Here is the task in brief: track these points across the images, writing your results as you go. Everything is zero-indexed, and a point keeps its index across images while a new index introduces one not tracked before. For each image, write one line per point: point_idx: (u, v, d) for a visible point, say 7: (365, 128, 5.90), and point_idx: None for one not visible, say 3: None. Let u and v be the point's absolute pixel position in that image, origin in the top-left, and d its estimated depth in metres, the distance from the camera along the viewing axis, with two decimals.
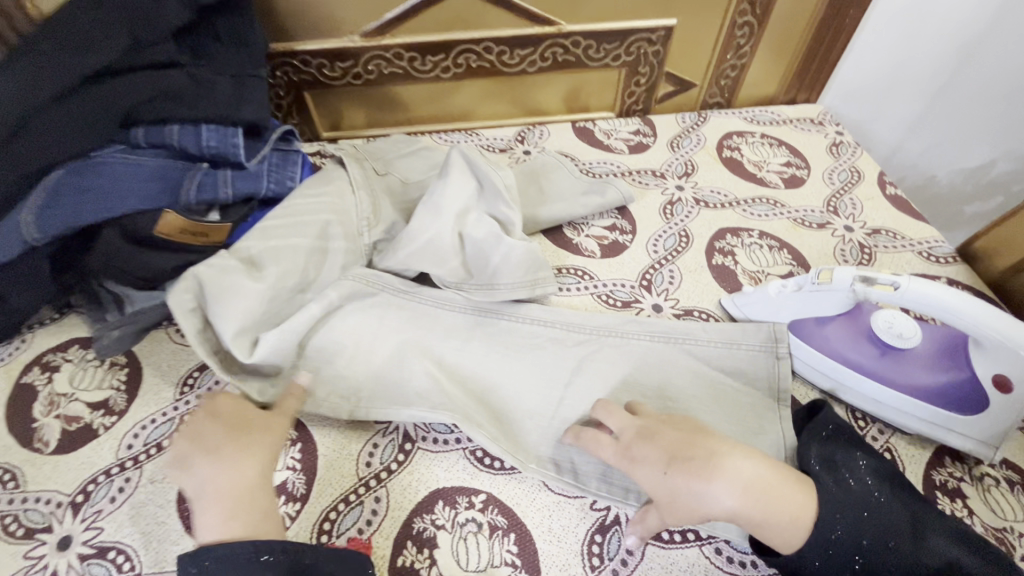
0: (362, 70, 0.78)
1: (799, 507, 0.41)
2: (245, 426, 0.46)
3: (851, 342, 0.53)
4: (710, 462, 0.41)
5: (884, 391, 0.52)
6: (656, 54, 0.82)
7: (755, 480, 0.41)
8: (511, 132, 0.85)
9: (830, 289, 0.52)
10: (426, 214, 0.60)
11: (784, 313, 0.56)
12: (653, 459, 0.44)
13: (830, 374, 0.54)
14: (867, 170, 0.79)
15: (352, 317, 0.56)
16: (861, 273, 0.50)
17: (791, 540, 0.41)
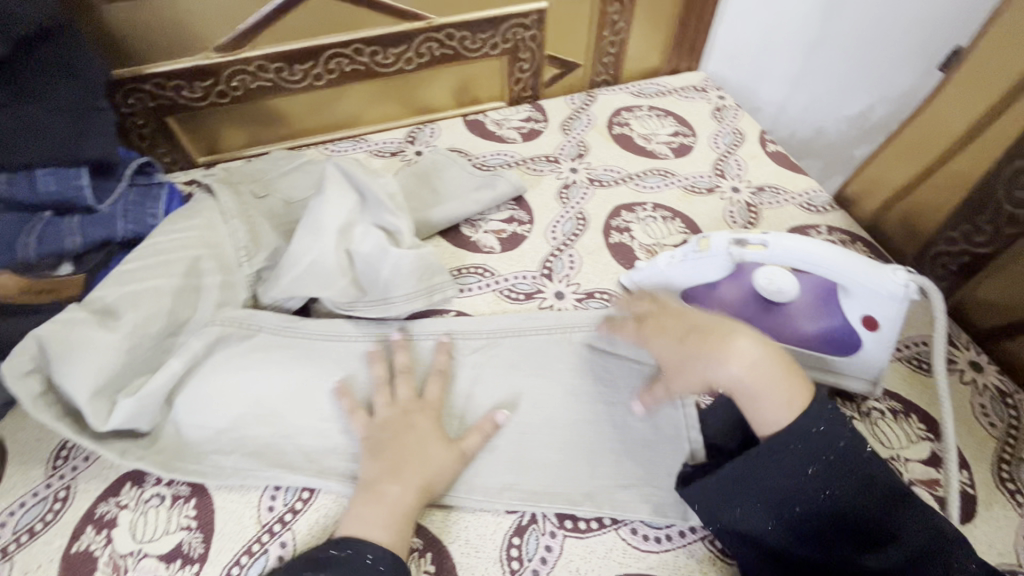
0: (226, 87, 0.72)
1: (791, 392, 0.41)
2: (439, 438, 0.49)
3: (738, 301, 0.55)
4: (725, 336, 0.44)
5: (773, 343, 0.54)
6: (533, 38, 0.81)
7: (763, 358, 0.43)
8: (400, 134, 0.82)
9: (710, 255, 0.53)
10: (306, 235, 0.57)
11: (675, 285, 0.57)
12: (675, 333, 0.47)
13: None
14: (749, 130, 0.82)
15: (229, 363, 0.54)
16: (734, 237, 0.52)
17: (776, 420, 0.42)
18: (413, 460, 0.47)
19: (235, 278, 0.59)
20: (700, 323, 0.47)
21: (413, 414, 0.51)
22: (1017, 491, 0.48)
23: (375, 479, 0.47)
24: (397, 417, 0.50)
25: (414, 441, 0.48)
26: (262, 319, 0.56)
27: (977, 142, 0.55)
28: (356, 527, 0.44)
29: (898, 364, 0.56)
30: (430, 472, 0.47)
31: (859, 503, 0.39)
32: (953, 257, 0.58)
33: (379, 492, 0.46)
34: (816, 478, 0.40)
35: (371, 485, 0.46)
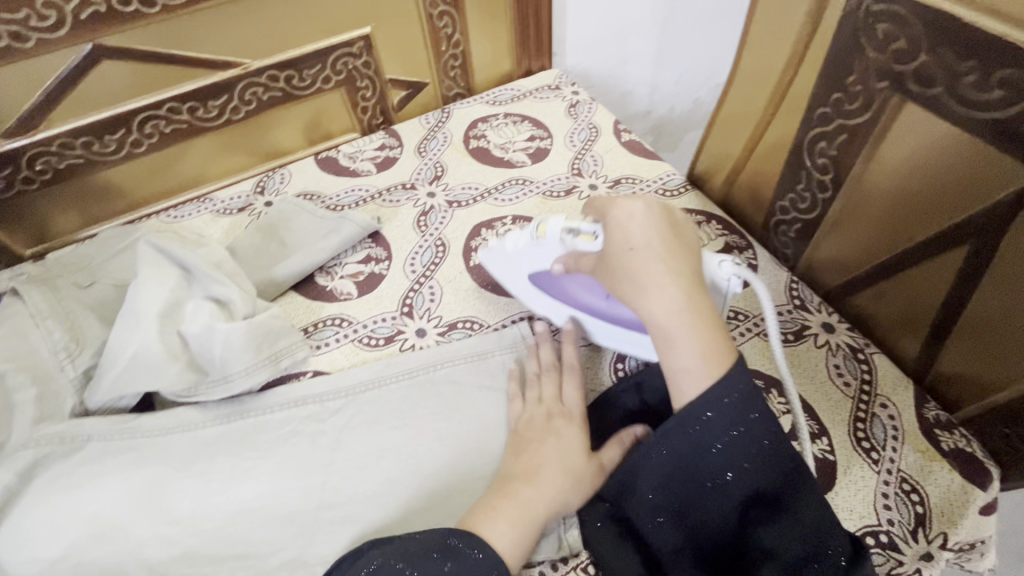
0: (31, 172, 0.66)
1: (710, 347, 0.39)
2: (567, 439, 0.48)
3: (582, 286, 0.54)
4: (664, 265, 0.41)
5: (607, 327, 0.55)
6: (367, 65, 0.78)
7: (690, 300, 0.40)
8: (248, 186, 0.77)
9: (545, 243, 0.51)
10: (124, 327, 0.52)
11: (522, 270, 0.56)
12: (618, 235, 0.43)
13: (576, 320, 0.57)
14: (604, 123, 0.81)
15: (56, 484, 0.49)
16: (568, 226, 0.49)
17: (694, 374, 0.39)
18: (547, 460, 0.46)
19: (57, 385, 0.53)
20: (651, 238, 0.42)
21: (556, 420, 0.50)
22: (872, 450, 0.48)
23: (513, 478, 0.46)
24: (543, 425, 0.50)
25: (551, 445, 0.48)
26: (91, 426, 0.52)
27: (783, 110, 0.56)
28: (481, 527, 0.42)
29: (754, 341, 0.57)
30: (566, 477, 0.46)
31: (763, 475, 0.39)
32: (789, 224, 0.59)
33: (513, 488, 0.45)
34: (724, 453, 0.39)
35: (508, 484, 0.45)
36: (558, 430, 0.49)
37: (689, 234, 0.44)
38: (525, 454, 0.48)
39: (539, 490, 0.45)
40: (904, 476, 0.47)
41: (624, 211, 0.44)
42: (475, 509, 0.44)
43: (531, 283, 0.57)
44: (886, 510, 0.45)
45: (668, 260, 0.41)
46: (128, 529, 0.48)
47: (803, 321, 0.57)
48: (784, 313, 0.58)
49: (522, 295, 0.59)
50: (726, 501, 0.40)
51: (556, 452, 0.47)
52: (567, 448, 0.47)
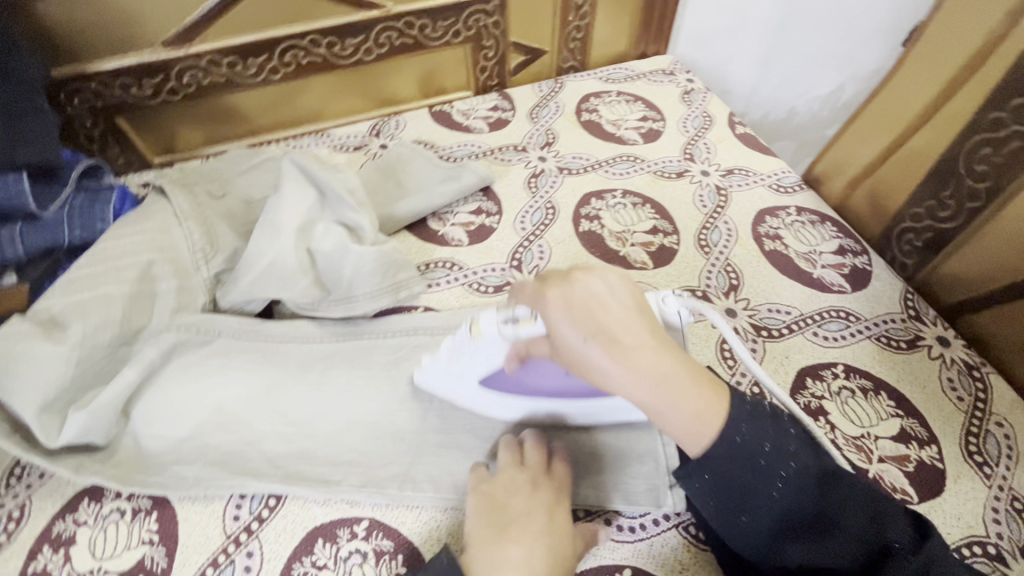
0: (176, 84, 0.70)
1: (705, 404, 0.35)
2: (549, 507, 0.43)
3: (538, 372, 0.47)
4: (627, 341, 0.35)
5: (584, 403, 0.47)
6: (496, 25, 0.79)
7: (668, 367, 0.35)
8: (364, 128, 0.80)
9: (482, 343, 0.46)
10: (264, 235, 0.55)
11: (470, 377, 0.48)
12: (564, 324, 0.37)
13: (545, 410, 0.49)
14: (718, 113, 0.81)
15: (186, 372, 0.52)
16: (499, 313, 0.45)
17: (702, 436, 0.35)
18: (535, 532, 0.41)
19: (192, 283, 0.57)
20: (602, 315, 0.36)
21: (540, 490, 0.44)
22: (984, 464, 0.48)
23: (509, 534, 0.41)
24: (525, 505, 0.42)
25: (537, 511, 0.42)
26: (221, 324, 0.55)
27: (935, 119, 0.57)
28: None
29: (866, 343, 0.56)
30: (561, 546, 0.41)
31: (797, 498, 0.36)
32: (919, 233, 0.59)
33: (502, 556, 0.39)
34: (758, 490, 0.36)
35: (505, 536, 0.40)
36: (542, 504, 0.43)
37: (629, 290, 0.38)
38: (505, 524, 0.41)
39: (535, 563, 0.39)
40: (1016, 495, 0.47)
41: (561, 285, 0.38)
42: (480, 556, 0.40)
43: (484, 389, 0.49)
44: (995, 523, 0.45)
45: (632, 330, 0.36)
46: (249, 423, 0.51)
47: (917, 331, 0.57)
48: (897, 320, 0.58)
49: (481, 408, 0.51)
50: (763, 530, 0.36)
51: (546, 525, 0.41)
52: (549, 517, 0.42)
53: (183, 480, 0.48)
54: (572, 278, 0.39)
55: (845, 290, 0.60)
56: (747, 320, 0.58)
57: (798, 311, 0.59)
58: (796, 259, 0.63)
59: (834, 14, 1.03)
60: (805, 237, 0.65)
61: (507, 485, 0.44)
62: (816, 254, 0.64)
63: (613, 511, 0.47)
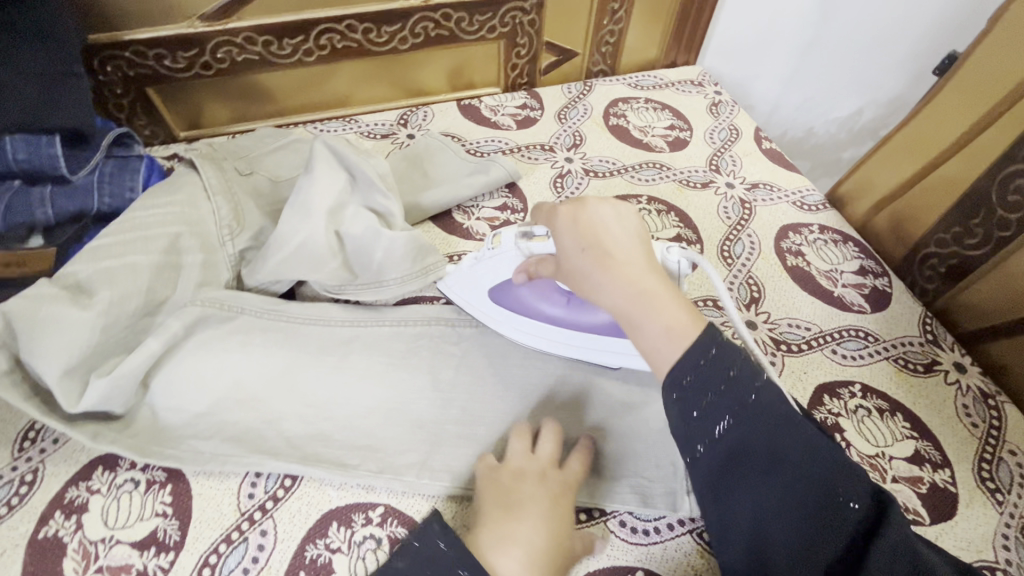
0: (210, 59, 0.69)
1: (674, 317, 0.35)
2: (552, 495, 0.44)
3: (540, 295, 0.53)
4: (619, 256, 0.39)
5: (573, 333, 0.53)
6: (532, 23, 0.80)
7: (649, 282, 0.37)
8: (392, 116, 0.80)
9: (501, 252, 0.51)
10: (293, 215, 0.55)
11: (479, 287, 0.54)
12: (566, 234, 0.42)
13: (537, 333, 0.54)
14: (744, 126, 0.82)
15: (206, 347, 0.52)
16: (520, 230, 0.49)
17: (664, 349, 0.35)
18: (536, 516, 0.42)
19: (217, 258, 0.56)
20: (601, 229, 0.40)
21: (548, 478, 0.45)
22: (996, 491, 0.49)
23: (514, 513, 0.42)
24: (530, 491, 0.44)
25: (541, 499, 0.43)
26: (244, 301, 0.54)
27: (967, 149, 0.57)
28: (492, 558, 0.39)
29: (883, 363, 0.57)
30: (561, 534, 0.42)
31: (755, 427, 0.32)
32: (941, 259, 0.60)
33: (506, 535, 0.40)
34: (708, 420, 0.33)
35: (509, 517, 0.42)
36: (548, 493, 0.44)
37: (637, 222, 0.41)
38: (508, 504, 0.43)
39: (533, 547, 0.40)
40: None
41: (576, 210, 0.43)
42: (483, 538, 0.41)
43: (489, 301, 0.55)
44: (1004, 550, 0.46)
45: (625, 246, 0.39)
46: (268, 402, 0.51)
47: (935, 356, 0.57)
48: (915, 343, 0.58)
49: (479, 316, 0.56)
50: (717, 462, 0.33)
51: (548, 511, 0.42)
52: (551, 505, 0.43)
53: (199, 456, 0.48)
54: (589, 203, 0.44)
55: (865, 310, 0.61)
56: (767, 333, 0.59)
57: (818, 328, 0.59)
58: (818, 277, 0.64)
59: (861, 38, 1.03)
60: (827, 255, 0.66)
61: (517, 468, 0.46)
62: (837, 273, 0.64)
63: (625, 513, 0.47)
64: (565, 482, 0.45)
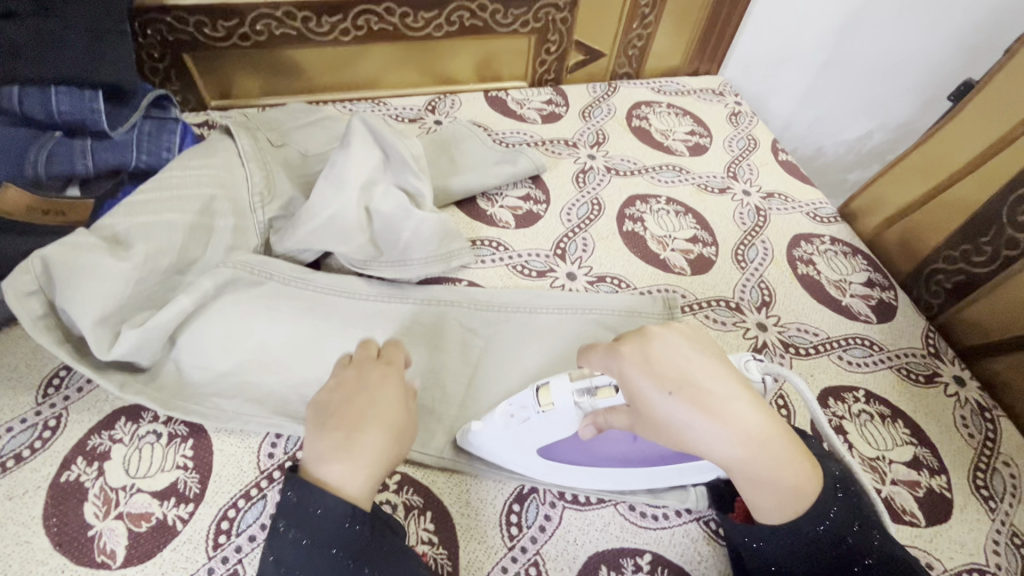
0: (249, 30, 0.70)
1: (803, 480, 0.37)
2: (374, 388, 0.42)
3: (603, 440, 0.46)
4: (718, 400, 0.36)
5: (653, 474, 0.45)
6: (564, 21, 0.81)
7: (768, 435, 0.36)
8: (420, 102, 0.81)
9: (554, 413, 0.43)
10: (328, 187, 0.56)
11: (533, 447, 0.46)
12: (661, 394, 0.37)
13: (605, 480, 0.47)
14: (762, 137, 0.84)
15: (232, 309, 0.52)
16: (573, 384, 0.43)
17: (792, 507, 0.37)
18: (370, 416, 0.40)
19: (248, 224, 0.57)
20: (702, 380, 0.37)
21: (371, 373, 0.43)
22: (989, 499, 0.51)
23: (347, 417, 0.40)
24: (350, 393, 0.42)
25: (367, 394, 0.42)
26: (273, 268, 0.55)
27: (978, 172, 0.60)
28: (319, 461, 0.38)
29: (887, 372, 0.59)
30: (397, 423, 0.41)
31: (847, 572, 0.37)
32: (948, 275, 0.62)
33: (341, 444, 0.39)
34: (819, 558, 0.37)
35: (344, 422, 0.40)
36: (375, 389, 0.42)
37: (711, 351, 0.39)
38: (327, 415, 0.41)
39: (367, 449, 0.39)
40: (1015, 531, 0.49)
41: (638, 344, 0.39)
42: (313, 443, 0.39)
43: (546, 459, 0.47)
44: (995, 555, 0.48)
45: (731, 398, 0.36)
46: (291, 367, 0.52)
47: (936, 368, 0.59)
48: (918, 355, 0.60)
49: (536, 472, 0.48)
50: None
51: (381, 410, 0.41)
52: (370, 401, 0.41)
53: (222, 414, 0.49)
54: (656, 341, 0.39)
55: (871, 321, 0.63)
56: (776, 335, 0.61)
57: (825, 334, 0.61)
58: (828, 286, 0.66)
59: (876, 62, 1.06)
60: (837, 266, 0.68)
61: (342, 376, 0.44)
62: (846, 283, 0.66)
63: (633, 498, 0.48)
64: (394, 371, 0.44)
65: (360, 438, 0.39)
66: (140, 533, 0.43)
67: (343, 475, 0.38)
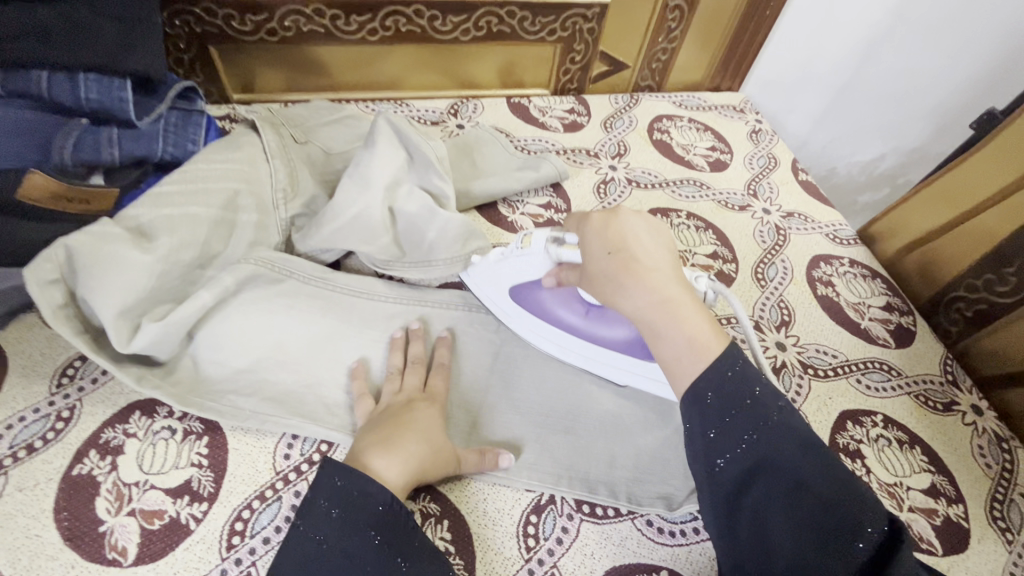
0: (277, 26, 0.70)
1: (702, 345, 0.37)
2: (417, 411, 0.47)
3: (561, 301, 0.54)
4: (645, 264, 0.40)
5: (588, 346, 0.54)
6: (591, 31, 0.81)
7: (673, 297, 0.39)
8: (443, 105, 0.81)
9: (530, 253, 0.51)
10: (353, 187, 0.56)
11: (501, 284, 0.55)
12: (598, 245, 0.43)
13: (548, 336, 0.55)
14: (782, 156, 0.84)
15: (252, 306, 0.52)
16: (553, 234, 0.49)
17: (687, 364, 0.37)
18: (414, 430, 0.45)
19: (270, 220, 0.57)
20: (633, 240, 0.42)
21: (416, 402, 0.48)
22: (1007, 530, 0.51)
23: (393, 429, 0.45)
24: (401, 409, 0.47)
25: (411, 416, 0.46)
26: (295, 265, 0.55)
27: (1001, 204, 0.60)
28: (368, 456, 0.42)
29: (905, 398, 0.58)
30: (435, 443, 0.45)
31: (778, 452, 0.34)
32: (968, 303, 0.62)
33: (385, 448, 0.43)
34: (739, 431, 0.34)
35: (386, 435, 0.44)
36: (421, 411, 0.47)
37: (666, 237, 0.43)
38: (373, 429, 0.45)
39: (408, 454, 0.43)
40: None
41: (606, 214, 0.44)
42: (360, 444, 0.44)
43: (511, 299, 0.56)
44: None
45: (655, 262, 0.41)
46: (309, 367, 0.51)
47: (954, 396, 0.59)
48: (936, 382, 0.60)
49: (502, 317, 0.57)
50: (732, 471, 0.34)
51: (424, 427, 0.45)
52: (415, 419, 0.46)
53: (238, 413, 0.48)
54: (620, 215, 0.44)
55: (889, 345, 0.63)
56: (795, 355, 0.60)
57: (843, 356, 0.61)
58: (846, 308, 0.66)
59: (894, 86, 1.06)
60: (855, 288, 0.68)
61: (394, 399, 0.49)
62: (864, 306, 0.66)
63: (649, 514, 0.48)
64: (438, 400, 0.49)
65: (405, 438, 0.44)
66: (152, 531, 0.42)
67: (383, 466, 0.42)
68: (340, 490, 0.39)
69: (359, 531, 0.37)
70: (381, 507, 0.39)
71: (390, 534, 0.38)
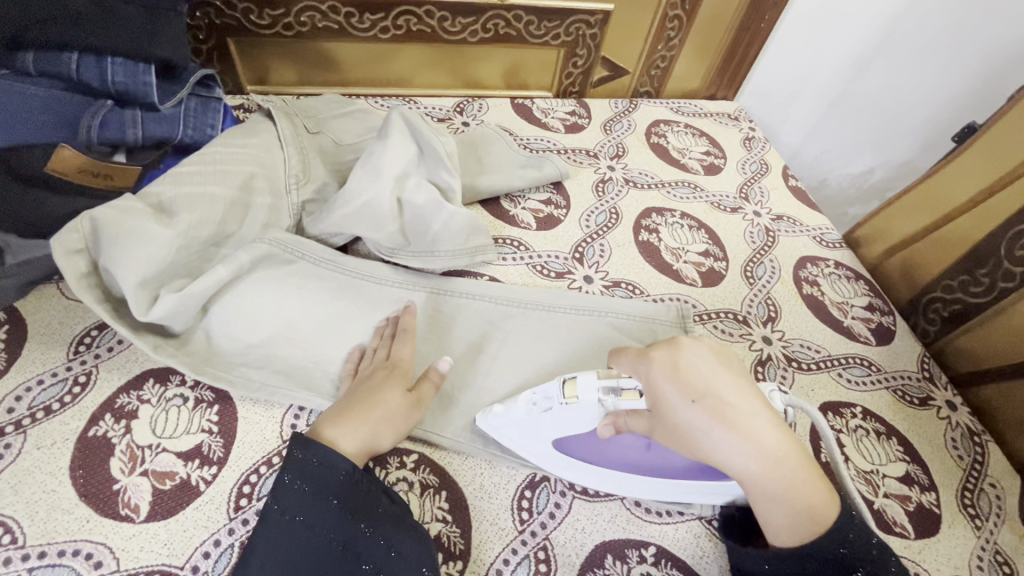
0: (294, 21, 0.73)
1: (813, 498, 0.39)
2: (378, 380, 0.49)
3: (616, 442, 0.47)
4: (738, 414, 0.40)
5: (656, 484, 0.47)
6: (593, 37, 0.85)
7: (778, 448, 0.39)
8: (449, 103, 0.84)
9: (577, 407, 0.45)
10: (364, 176, 0.59)
11: (543, 435, 0.48)
12: (678, 393, 0.41)
13: (609, 481, 0.49)
14: (773, 163, 0.87)
15: (263, 283, 0.54)
16: (604, 384, 0.44)
17: (799, 525, 0.39)
18: (373, 404, 0.47)
19: (282, 204, 0.59)
20: (717, 386, 0.41)
21: (383, 371, 0.50)
22: (976, 517, 0.53)
23: (361, 400, 0.47)
24: (367, 378, 0.49)
25: (375, 386, 0.48)
26: (307, 247, 0.57)
27: (974, 211, 0.64)
28: (328, 430, 0.45)
29: (884, 393, 0.61)
30: (394, 412, 0.47)
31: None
32: (945, 304, 0.66)
33: (348, 417, 0.46)
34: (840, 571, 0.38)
35: (373, 405, 0.47)
36: (380, 381, 0.49)
37: (735, 367, 0.43)
38: (341, 400, 0.48)
39: (363, 428, 0.45)
40: (998, 549, 0.51)
41: (671, 354, 0.42)
42: (328, 418, 0.46)
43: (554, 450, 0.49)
44: (979, 570, 0.50)
45: (747, 410, 0.40)
46: (317, 343, 0.54)
47: (930, 392, 0.62)
48: (914, 379, 0.63)
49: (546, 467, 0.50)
50: None
51: (383, 398, 0.47)
52: (374, 389, 0.48)
53: (248, 384, 0.50)
54: (686, 352, 0.42)
55: (870, 342, 0.66)
56: (780, 349, 0.63)
57: (826, 351, 0.64)
58: (831, 307, 0.69)
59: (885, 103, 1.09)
60: (840, 289, 0.71)
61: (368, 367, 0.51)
62: (848, 306, 0.69)
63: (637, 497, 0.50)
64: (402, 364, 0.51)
65: (363, 408, 0.46)
66: (163, 491, 0.44)
67: (337, 436, 0.44)
68: (301, 461, 0.42)
69: (324, 496, 0.41)
70: (341, 475, 0.42)
71: (353, 496, 0.41)
